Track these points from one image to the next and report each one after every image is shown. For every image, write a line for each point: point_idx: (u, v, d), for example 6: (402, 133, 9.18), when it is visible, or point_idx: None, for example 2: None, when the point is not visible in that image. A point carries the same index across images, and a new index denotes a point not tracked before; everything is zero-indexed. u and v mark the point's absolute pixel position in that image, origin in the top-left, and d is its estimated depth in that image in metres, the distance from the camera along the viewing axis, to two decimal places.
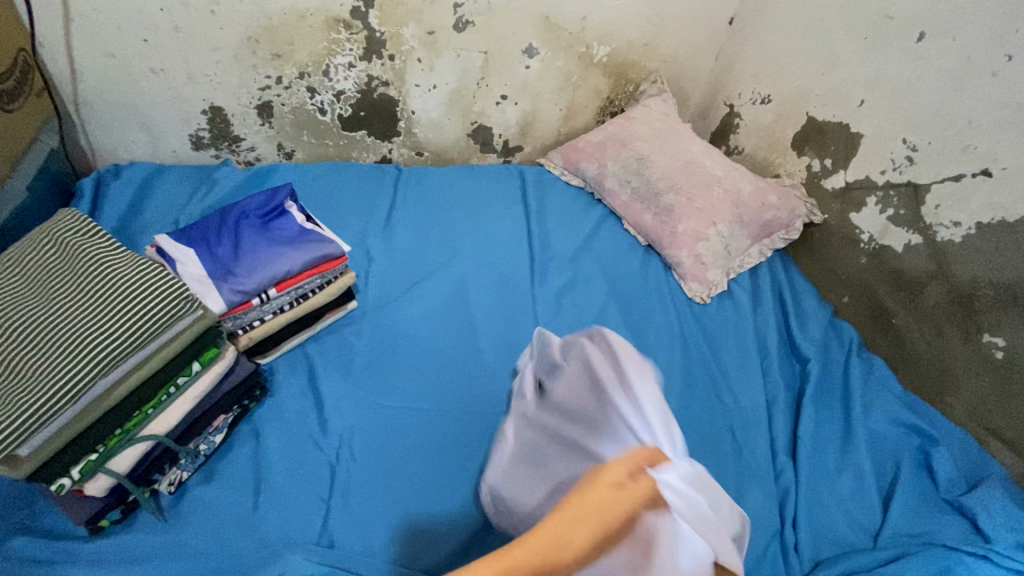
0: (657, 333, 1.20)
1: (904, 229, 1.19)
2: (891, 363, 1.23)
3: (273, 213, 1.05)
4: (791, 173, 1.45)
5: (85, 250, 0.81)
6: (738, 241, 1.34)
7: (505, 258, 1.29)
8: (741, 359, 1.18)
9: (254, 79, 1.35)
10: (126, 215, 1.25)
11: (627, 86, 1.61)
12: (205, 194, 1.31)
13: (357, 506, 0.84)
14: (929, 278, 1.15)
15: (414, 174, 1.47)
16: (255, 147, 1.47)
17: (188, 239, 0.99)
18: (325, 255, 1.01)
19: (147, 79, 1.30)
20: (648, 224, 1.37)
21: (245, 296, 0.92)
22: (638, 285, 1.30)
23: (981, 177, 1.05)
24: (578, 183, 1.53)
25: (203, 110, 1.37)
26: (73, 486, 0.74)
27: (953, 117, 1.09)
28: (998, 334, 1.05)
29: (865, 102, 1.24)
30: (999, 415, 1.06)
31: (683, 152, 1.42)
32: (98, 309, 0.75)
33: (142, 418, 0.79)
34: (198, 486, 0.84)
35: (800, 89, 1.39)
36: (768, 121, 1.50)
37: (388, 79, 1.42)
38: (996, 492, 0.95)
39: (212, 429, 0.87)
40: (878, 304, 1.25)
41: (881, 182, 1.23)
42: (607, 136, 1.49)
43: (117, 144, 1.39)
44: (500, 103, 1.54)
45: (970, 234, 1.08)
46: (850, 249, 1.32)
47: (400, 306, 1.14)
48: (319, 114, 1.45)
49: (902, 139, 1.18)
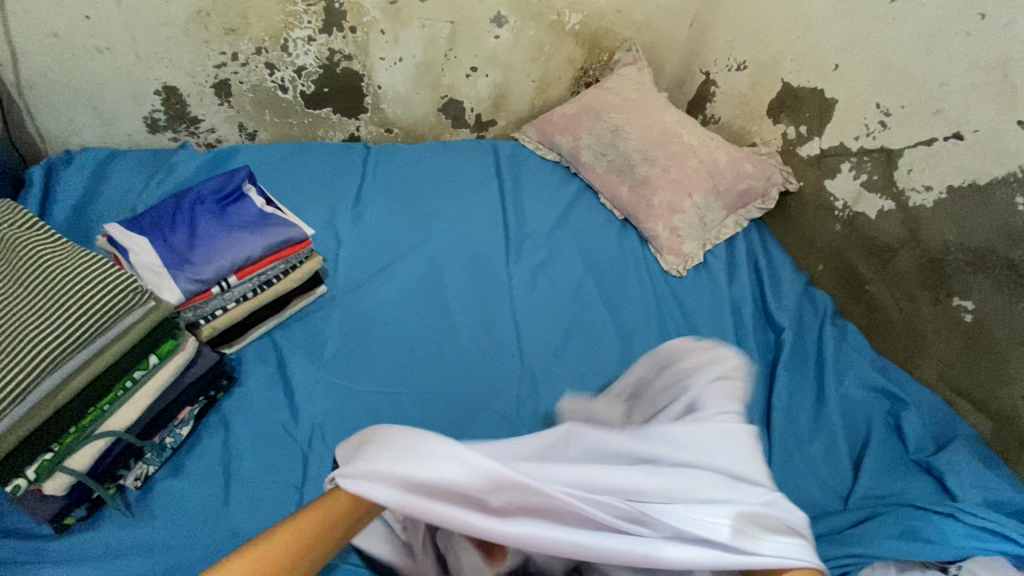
0: (632, 306, 1.18)
1: (878, 195, 1.19)
2: (864, 329, 1.24)
3: (231, 198, 1.02)
4: (767, 141, 1.43)
5: (26, 245, 0.78)
6: (713, 212, 1.32)
7: (480, 236, 1.27)
8: (717, 327, 1.17)
9: (209, 56, 1.29)
10: (79, 204, 1.20)
11: (601, 55, 1.56)
12: (163, 179, 1.26)
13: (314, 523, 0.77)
14: (901, 244, 1.15)
15: (384, 151, 1.44)
16: (215, 128, 1.41)
17: (142, 227, 0.96)
18: (288, 239, 0.98)
19: (93, 58, 1.23)
20: (623, 197, 1.35)
21: (204, 285, 0.90)
22: (614, 259, 1.28)
23: (952, 140, 1.04)
24: (553, 157, 1.49)
25: (156, 90, 1.31)
26: (31, 485, 0.71)
27: (926, 80, 1.07)
28: (968, 298, 1.06)
29: (840, 67, 1.22)
30: (966, 376, 1.07)
31: (657, 123, 1.39)
32: (41, 305, 0.72)
33: (98, 414, 0.77)
34: (164, 480, 0.83)
35: (775, 53, 1.36)
36: (744, 88, 1.47)
37: (351, 53, 1.36)
38: (963, 452, 0.97)
39: (178, 421, 0.86)
40: (852, 272, 1.26)
41: (855, 148, 1.22)
42: (581, 108, 1.46)
43: (67, 128, 1.33)
44: (470, 75, 1.49)
45: (941, 198, 1.07)
46: (825, 216, 1.31)
47: (372, 289, 1.12)
48: (281, 92, 1.39)
49: (876, 104, 1.16)
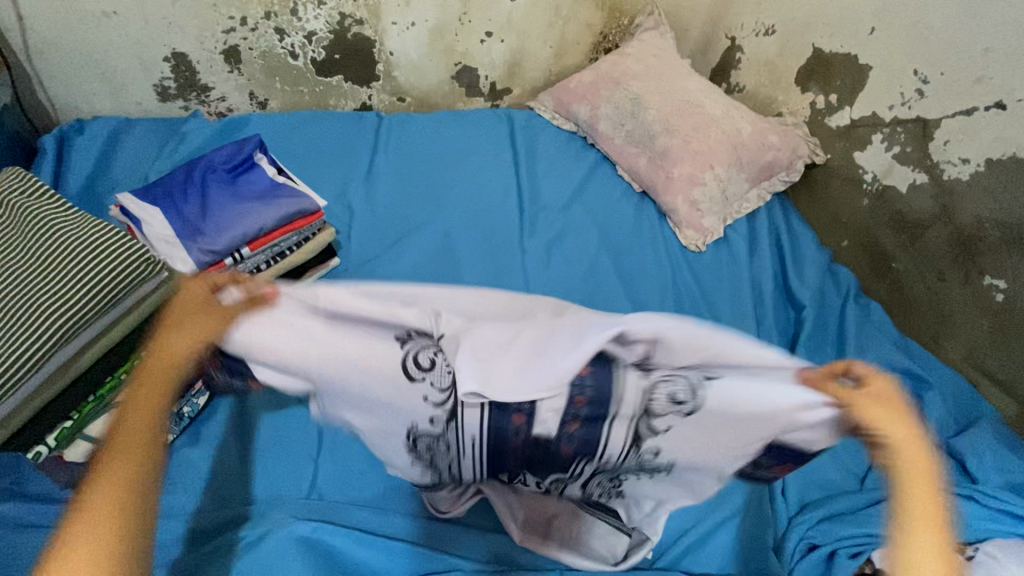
0: (649, 283, 1.16)
1: (910, 167, 1.14)
2: (887, 306, 1.21)
3: (242, 167, 1.01)
4: (793, 111, 1.37)
5: (36, 214, 0.78)
6: (735, 184, 1.28)
7: (494, 209, 1.24)
8: (734, 304, 1.14)
9: (217, 21, 1.26)
10: (93, 174, 1.20)
11: (621, 19, 1.50)
12: (175, 148, 1.25)
13: (281, 536, 0.73)
14: (932, 220, 1.11)
15: (396, 120, 1.41)
16: (225, 96, 1.39)
17: (154, 198, 0.95)
18: (301, 211, 0.97)
19: (99, 23, 1.21)
20: (642, 168, 1.31)
21: (217, 256, 0.90)
22: (631, 232, 1.25)
23: (994, 110, 0.99)
24: (570, 127, 1.45)
25: (165, 57, 1.29)
26: (52, 452, 0.74)
27: (970, 45, 1.01)
28: (1000, 276, 1.02)
29: (877, 30, 1.15)
30: (993, 356, 1.04)
31: (679, 91, 1.33)
32: (51, 277, 0.72)
33: (115, 382, 0.78)
34: (183, 447, 0.84)
35: (806, 17, 1.29)
36: (771, 54, 1.40)
37: (362, 17, 1.32)
38: (984, 434, 0.95)
39: (194, 391, 0.86)
40: (877, 247, 1.22)
41: (888, 118, 1.16)
42: (600, 76, 1.40)
43: (77, 96, 1.32)
44: (484, 41, 1.43)
45: (978, 172, 1.02)
46: (852, 190, 1.26)
47: (385, 262, 1.11)
48: (291, 59, 1.35)
49: (914, 71, 1.10)
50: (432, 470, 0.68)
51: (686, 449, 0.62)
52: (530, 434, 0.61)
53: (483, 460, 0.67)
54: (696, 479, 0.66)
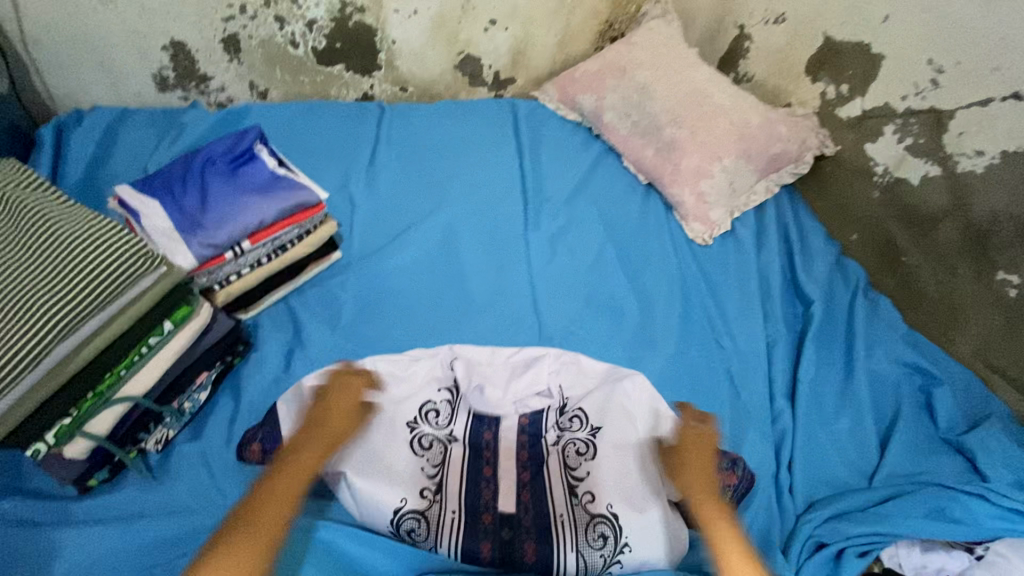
0: (655, 277, 1.14)
1: (923, 159, 1.11)
2: (896, 302, 1.18)
3: (242, 158, 0.99)
4: (803, 101, 1.34)
5: (34, 208, 0.77)
6: (743, 176, 1.25)
7: (497, 202, 1.22)
8: (741, 298, 1.13)
9: (215, 8, 1.24)
10: (91, 166, 1.18)
11: (628, 7, 1.47)
12: (174, 139, 1.23)
13: (293, 533, 0.74)
14: (945, 214, 1.08)
15: (398, 111, 1.39)
16: (225, 86, 1.37)
17: (153, 190, 0.94)
18: (302, 203, 0.96)
19: (97, 12, 1.20)
20: (648, 160, 1.28)
21: (217, 250, 0.89)
22: (636, 226, 1.23)
23: (1010, 100, 0.97)
24: (575, 118, 1.42)
25: (163, 46, 1.27)
26: (51, 450, 0.73)
27: (985, 34, 0.99)
28: (1013, 272, 1.00)
29: (889, 18, 1.12)
30: (1004, 353, 1.03)
31: (686, 81, 1.31)
32: (48, 273, 0.71)
33: (114, 379, 0.77)
34: (183, 443, 0.83)
35: (817, 5, 1.26)
36: (780, 43, 1.37)
37: (364, 5, 1.30)
38: (995, 431, 0.93)
39: (196, 386, 0.86)
40: (887, 241, 1.19)
41: (901, 109, 1.14)
42: (606, 65, 1.38)
43: (75, 86, 1.30)
44: (488, 29, 1.41)
45: (993, 164, 1.00)
46: (863, 182, 1.24)
47: (386, 256, 1.09)
48: (292, 47, 1.33)
49: (927, 61, 1.07)
50: (414, 524, 0.76)
51: (612, 491, 0.80)
52: (497, 508, 0.79)
53: (461, 516, 0.77)
54: (646, 528, 0.76)
